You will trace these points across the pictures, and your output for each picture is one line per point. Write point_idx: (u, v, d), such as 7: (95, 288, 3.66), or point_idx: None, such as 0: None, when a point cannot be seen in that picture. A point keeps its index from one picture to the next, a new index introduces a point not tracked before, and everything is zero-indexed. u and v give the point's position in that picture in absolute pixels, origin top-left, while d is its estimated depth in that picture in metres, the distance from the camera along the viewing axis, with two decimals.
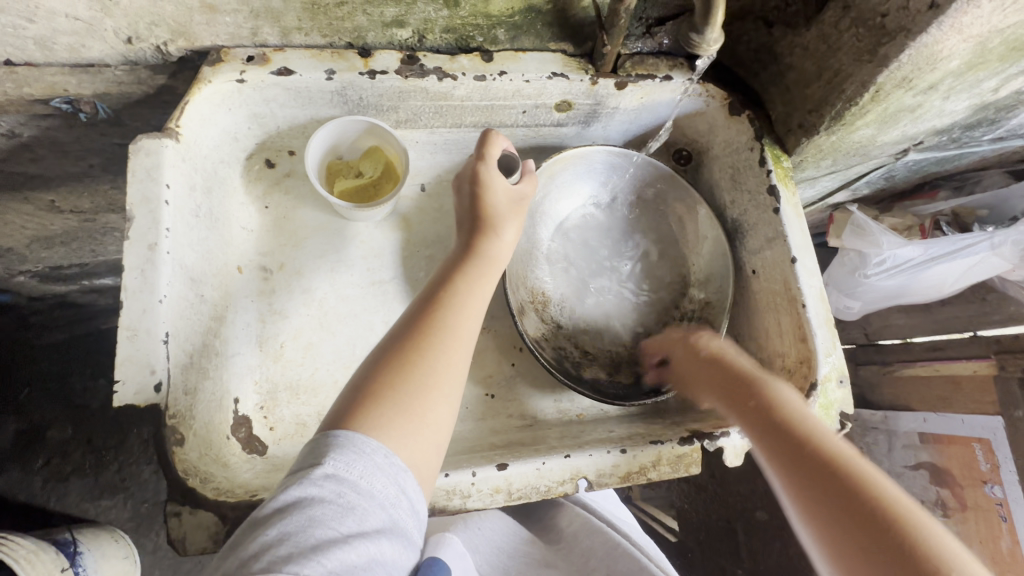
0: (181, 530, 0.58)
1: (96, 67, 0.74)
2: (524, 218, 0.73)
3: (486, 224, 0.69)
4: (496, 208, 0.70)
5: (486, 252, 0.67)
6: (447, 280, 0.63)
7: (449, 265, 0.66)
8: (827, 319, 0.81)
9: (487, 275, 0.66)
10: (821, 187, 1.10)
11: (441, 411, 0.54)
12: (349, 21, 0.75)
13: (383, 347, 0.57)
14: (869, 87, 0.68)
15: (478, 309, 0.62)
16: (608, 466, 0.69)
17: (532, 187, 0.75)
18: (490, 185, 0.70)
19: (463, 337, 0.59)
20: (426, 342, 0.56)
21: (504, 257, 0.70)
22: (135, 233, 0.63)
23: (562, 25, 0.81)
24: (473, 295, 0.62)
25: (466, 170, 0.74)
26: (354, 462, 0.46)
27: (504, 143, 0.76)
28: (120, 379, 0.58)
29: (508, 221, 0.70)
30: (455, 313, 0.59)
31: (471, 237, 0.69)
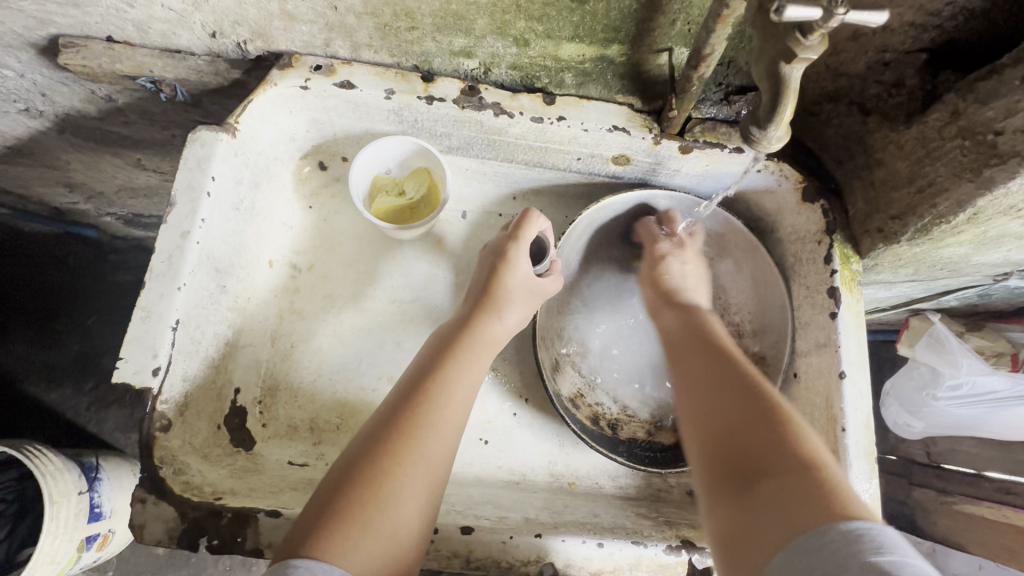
0: (142, 517, 0.58)
1: (183, 53, 0.79)
2: (536, 305, 0.76)
3: (490, 305, 0.72)
4: (508, 291, 0.73)
5: (485, 335, 0.70)
6: (442, 363, 0.64)
7: (443, 345, 0.67)
8: (868, 450, 0.71)
9: (482, 358, 0.68)
10: (898, 292, 0.99)
11: (416, 514, 0.53)
12: (418, 45, 0.75)
13: (365, 437, 0.56)
14: (965, 208, 0.59)
15: (467, 393, 0.63)
16: (580, 558, 0.63)
17: (555, 285, 0.78)
18: (511, 265, 0.73)
19: (450, 423, 0.59)
20: (412, 433, 0.56)
21: (501, 339, 0.72)
22: (173, 218, 0.66)
23: (634, 79, 0.77)
24: (464, 378, 0.63)
25: (494, 244, 0.77)
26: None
27: (545, 222, 0.78)
28: (124, 357, 0.61)
29: (515, 304, 0.73)
30: (444, 399, 0.60)
31: (475, 314, 0.71)
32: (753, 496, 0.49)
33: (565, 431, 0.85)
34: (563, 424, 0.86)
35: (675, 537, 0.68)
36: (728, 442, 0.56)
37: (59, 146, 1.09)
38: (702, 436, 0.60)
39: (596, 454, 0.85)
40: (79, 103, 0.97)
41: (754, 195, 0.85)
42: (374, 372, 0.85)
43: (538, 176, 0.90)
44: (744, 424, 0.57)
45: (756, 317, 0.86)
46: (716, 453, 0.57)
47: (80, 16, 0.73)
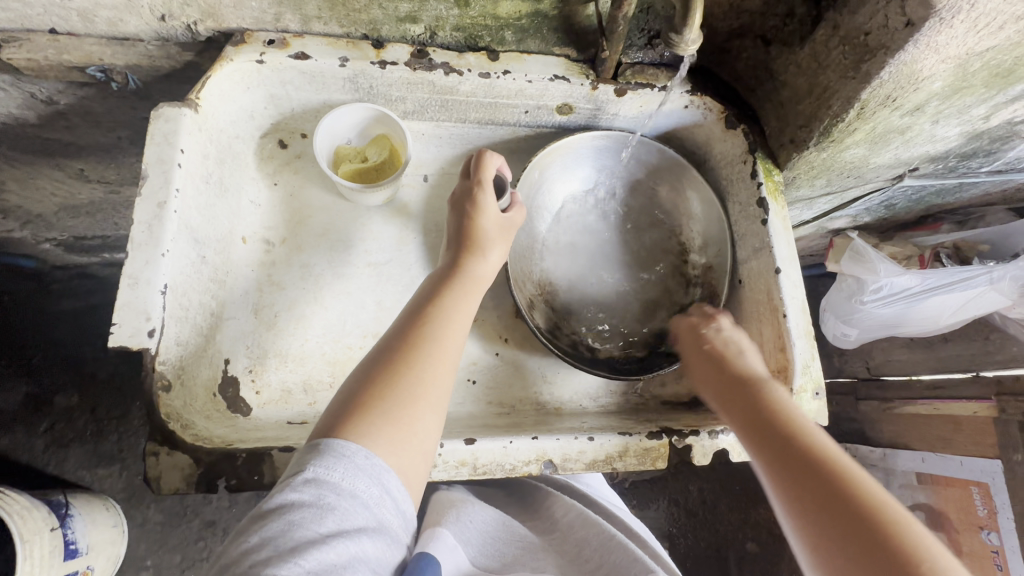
0: (157, 469, 0.60)
1: (131, 41, 0.80)
2: (512, 242, 0.78)
3: (473, 244, 0.73)
4: (486, 229, 0.75)
5: (473, 270, 0.71)
6: (435, 295, 0.66)
7: (434, 281, 0.69)
8: (807, 331, 0.82)
9: (472, 291, 0.69)
10: (818, 209, 1.12)
11: (428, 422, 0.55)
12: (366, 14, 0.80)
13: (371, 360, 0.58)
14: (854, 103, 0.71)
15: (464, 320, 0.65)
16: (575, 453, 0.70)
17: (520, 217, 0.80)
18: (483, 210, 0.75)
19: (449, 345, 0.61)
20: (414, 353, 0.58)
21: (489, 276, 0.74)
22: (148, 191, 0.68)
23: (567, 31, 0.86)
24: (458, 306, 0.65)
25: (463, 190, 0.79)
26: (334, 465, 0.47)
27: (500, 161, 0.81)
28: (117, 322, 0.63)
29: (495, 241, 0.75)
30: (440, 326, 0.62)
31: (459, 253, 0.73)
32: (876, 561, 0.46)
33: (546, 363, 0.92)
34: (543, 356, 0.93)
35: (655, 426, 0.76)
36: (806, 493, 0.52)
37: None
38: (784, 484, 0.54)
39: (577, 380, 0.92)
40: (17, 110, 0.95)
41: (685, 130, 0.95)
42: (359, 332, 0.89)
43: (492, 133, 0.97)
44: (808, 475, 0.53)
45: (700, 236, 0.96)
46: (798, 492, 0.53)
47: (21, 8, 0.73)
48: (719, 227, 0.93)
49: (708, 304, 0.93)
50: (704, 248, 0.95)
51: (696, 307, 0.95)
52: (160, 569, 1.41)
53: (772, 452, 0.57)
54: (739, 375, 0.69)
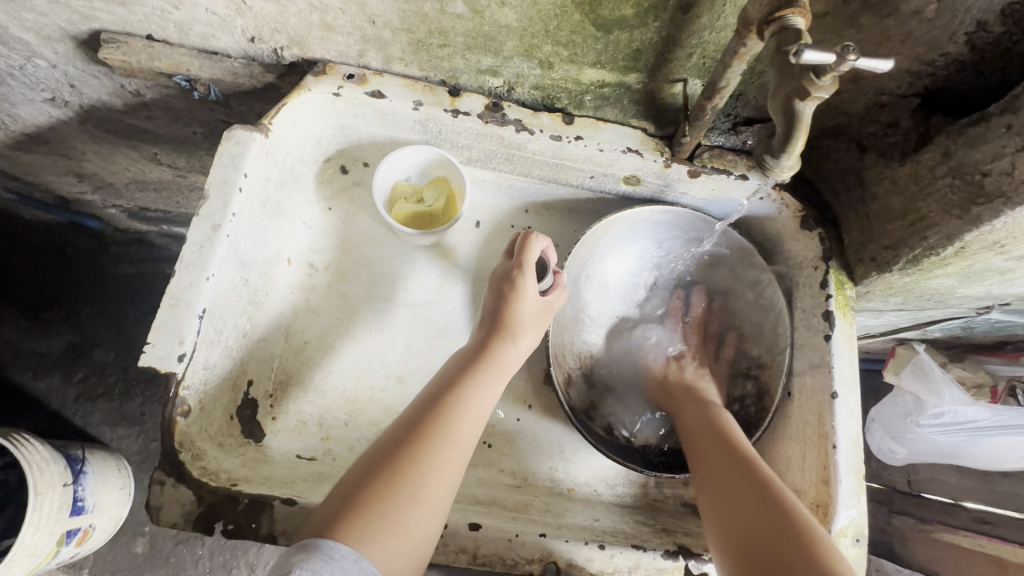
0: (160, 499, 0.60)
1: (219, 55, 0.83)
2: (545, 327, 0.77)
3: (504, 328, 0.73)
4: (520, 315, 0.74)
5: (499, 356, 0.71)
6: (455, 381, 0.66)
7: (459, 364, 0.69)
8: (857, 468, 0.75)
9: (495, 379, 0.69)
10: (886, 320, 1.03)
11: (427, 522, 0.55)
12: (447, 62, 0.79)
13: (380, 449, 0.58)
14: (954, 241, 0.64)
15: (479, 414, 0.65)
16: (583, 559, 0.66)
17: (560, 301, 0.79)
18: (520, 295, 0.74)
19: (460, 440, 0.61)
20: (424, 447, 0.58)
21: (515, 363, 0.73)
22: (205, 211, 0.69)
23: (649, 105, 0.82)
24: (477, 399, 0.65)
25: (504, 269, 0.78)
26: (322, 569, 0.45)
27: (545, 243, 0.80)
28: (151, 342, 0.63)
29: (527, 327, 0.75)
30: (455, 420, 0.62)
31: (489, 337, 0.73)
32: (783, 568, 0.56)
33: (567, 438, 0.88)
34: (566, 430, 0.88)
35: (672, 543, 0.71)
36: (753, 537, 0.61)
37: (77, 136, 1.11)
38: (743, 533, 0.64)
39: (596, 462, 0.87)
40: (106, 96, 0.99)
41: (755, 221, 0.90)
42: (383, 372, 0.87)
43: (551, 191, 0.94)
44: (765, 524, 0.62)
45: (759, 328, 0.89)
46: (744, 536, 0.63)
47: (125, 14, 0.76)
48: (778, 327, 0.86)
49: (756, 410, 0.86)
50: (761, 339, 0.89)
51: (748, 400, 0.88)
52: (155, 539, 1.43)
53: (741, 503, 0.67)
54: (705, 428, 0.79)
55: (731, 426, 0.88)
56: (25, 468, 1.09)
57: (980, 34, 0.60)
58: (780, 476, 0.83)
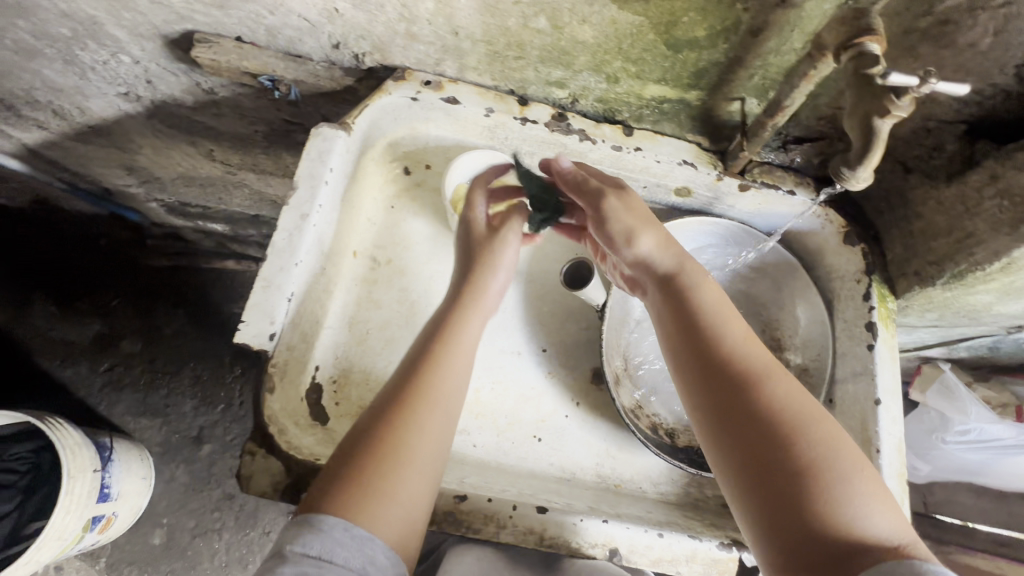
0: (250, 469, 0.63)
1: (302, 59, 0.88)
2: (507, 284, 0.84)
3: (472, 295, 0.78)
4: (489, 282, 0.80)
5: (469, 320, 0.76)
6: (427, 350, 0.71)
7: (430, 332, 0.74)
8: (901, 473, 0.78)
9: (469, 341, 0.74)
10: (917, 337, 1.07)
11: (417, 483, 0.61)
12: (519, 73, 0.84)
13: (364, 421, 0.64)
14: (1001, 257, 0.69)
15: (456, 375, 0.70)
16: (642, 546, 0.69)
17: (516, 253, 0.84)
18: (450, 232, 0.82)
19: (439, 402, 0.66)
20: (403, 414, 0.64)
21: (484, 324, 0.79)
22: (295, 202, 0.73)
23: (705, 121, 0.87)
24: (449, 365, 0.70)
25: (461, 233, 0.84)
26: (314, 541, 0.53)
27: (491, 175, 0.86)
28: (246, 320, 0.67)
29: (492, 290, 0.81)
30: (438, 379, 0.68)
31: (456, 303, 0.78)
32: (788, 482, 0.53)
33: (613, 436, 0.91)
34: (612, 427, 0.92)
35: (725, 536, 0.73)
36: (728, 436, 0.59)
37: (140, 130, 1.16)
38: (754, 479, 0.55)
39: (641, 460, 0.91)
40: (179, 92, 1.04)
41: (799, 235, 0.94)
42: None
43: None
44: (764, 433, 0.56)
45: (801, 336, 0.93)
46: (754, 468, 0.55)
47: (221, 17, 0.82)
48: (822, 339, 0.90)
49: None
50: (803, 347, 0.92)
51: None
52: (173, 530, 1.45)
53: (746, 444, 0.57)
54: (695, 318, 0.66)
55: None
56: (59, 451, 1.11)
57: None
58: None
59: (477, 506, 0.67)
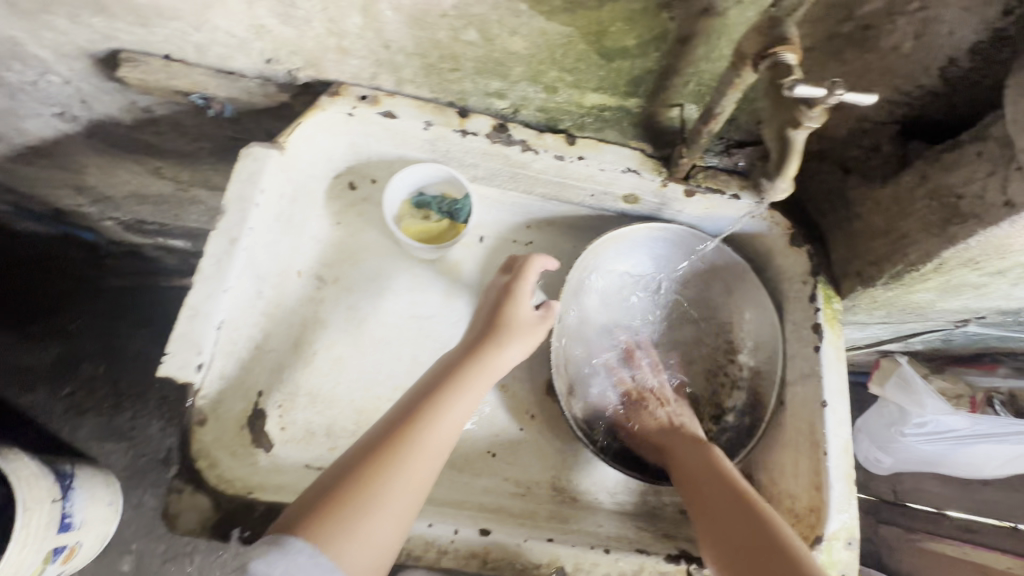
0: (177, 507, 0.61)
1: (234, 75, 0.85)
2: (536, 339, 0.79)
3: (495, 333, 0.76)
4: (510, 320, 0.78)
5: (483, 357, 0.73)
6: (434, 386, 0.69)
7: (444, 367, 0.73)
8: (848, 474, 0.79)
9: (479, 381, 0.71)
10: (870, 333, 1.08)
11: (386, 527, 0.58)
12: (456, 84, 0.83)
13: (356, 451, 0.62)
14: (933, 258, 0.69)
15: (459, 417, 0.68)
16: (589, 563, 0.68)
17: (552, 314, 0.81)
18: (514, 300, 0.79)
19: (434, 443, 0.64)
20: (395, 449, 0.62)
21: (503, 369, 0.75)
22: (223, 225, 0.71)
23: (646, 128, 0.87)
24: (455, 404, 0.68)
25: (496, 282, 0.83)
26: (276, 562, 0.50)
27: (545, 263, 0.83)
28: (169, 352, 0.64)
29: (516, 333, 0.77)
30: (438, 416, 0.66)
31: (479, 340, 0.76)
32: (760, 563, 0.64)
33: (569, 447, 0.91)
34: (566, 438, 0.91)
35: (674, 548, 0.74)
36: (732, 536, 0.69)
37: (81, 149, 1.12)
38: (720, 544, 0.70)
39: (596, 470, 0.90)
40: (116, 111, 1.00)
41: (747, 238, 0.94)
42: (390, 384, 0.89)
43: (553, 209, 0.98)
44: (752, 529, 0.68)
45: (752, 339, 0.94)
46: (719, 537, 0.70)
47: (145, 35, 0.79)
48: (772, 341, 0.90)
49: (753, 410, 0.91)
50: (755, 349, 0.93)
51: (741, 411, 0.93)
52: (141, 556, 1.39)
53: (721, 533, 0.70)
54: (705, 465, 0.79)
55: (727, 436, 0.93)
56: (13, 484, 1.07)
57: (953, 68, 0.65)
58: (774, 483, 0.86)
59: (417, 532, 0.65)
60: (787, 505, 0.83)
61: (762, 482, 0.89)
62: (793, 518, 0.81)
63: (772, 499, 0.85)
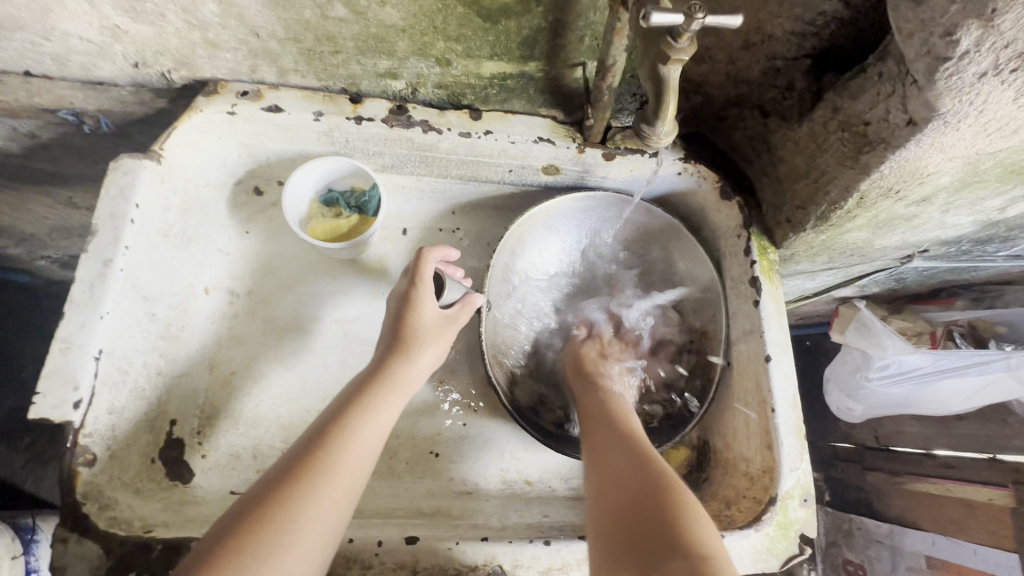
0: (63, 559, 0.55)
1: (105, 85, 0.79)
2: (448, 343, 0.75)
3: (403, 344, 0.71)
4: (418, 327, 0.72)
5: (392, 373, 0.68)
6: (340, 411, 0.63)
7: (352, 389, 0.67)
8: (799, 428, 0.75)
9: (390, 398, 0.67)
10: (822, 281, 1.05)
11: (299, 567, 0.52)
12: (344, 68, 0.77)
13: (254, 494, 0.55)
14: (852, 192, 0.66)
15: (372, 438, 0.63)
16: (528, 558, 0.63)
17: (465, 316, 0.77)
18: (417, 306, 0.73)
19: (345, 470, 0.58)
20: (299, 485, 0.55)
21: (414, 381, 0.71)
22: (95, 247, 0.66)
23: (554, 93, 0.82)
24: (364, 425, 0.62)
25: (399, 290, 0.77)
26: None
27: (443, 252, 0.78)
28: (41, 391, 0.59)
29: (426, 343, 0.72)
30: (345, 442, 0.60)
31: (387, 354, 0.71)
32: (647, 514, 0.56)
33: (517, 437, 0.86)
34: (515, 428, 0.87)
35: None
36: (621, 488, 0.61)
37: None
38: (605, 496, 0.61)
39: (548, 457, 0.86)
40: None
41: (678, 197, 0.90)
42: (318, 394, 0.84)
43: (474, 190, 0.92)
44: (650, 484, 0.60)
45: (694, 301, 0.90)
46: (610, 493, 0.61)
47: None
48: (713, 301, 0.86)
49: (706, 369, 0.86)
50: (698, 310, 0.89)
51: (692, 373, 0.88)
52: None
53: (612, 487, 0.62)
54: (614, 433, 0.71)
55: (682, 402, 0.87)
56: None
57: None
58: (729, 447, 0.83)
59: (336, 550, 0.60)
60: (743, 469, 0.79)
61: (719, 446, 0.85)
62: (748, 482, 0.77)
63: (729, 463, 0.82)
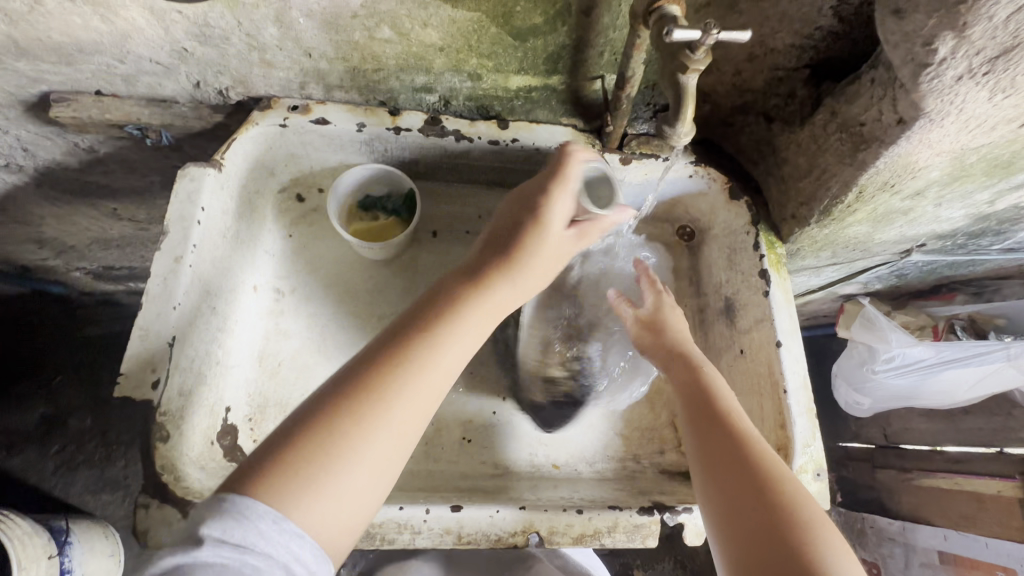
0: (145, 522, 0.63)
1: (167, 102, 0.87)
2: (555, 271, 0.74)
3: (500, 258, 0.69)
4: (521, 246, 0.70)
5: (478, 289, 0.66)
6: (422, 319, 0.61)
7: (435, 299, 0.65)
8: (810, 409, 0.81)
9: (474, 317, 0.64)
10: (827, 277, 1.11)
11: (362, 478, 0.52)
12: (383, 84, 0.85)
13: (330, 390, 0.55)
14: (851, 187, 0.73)
15: (452, 355, 0.60)
16: (563, 525, 0.70)
17: (579, 234, 0.74)
18: (546, 221, 0.71)
19: (422, 382, 0.57)
20: (373, 392, 0.54)
21: (504, 305, 0.68)
22: (167, 245, 0.73)
23: (574, 103, 0.90)
24: (446, 341, 0.60)
25: (519, 198, 0.75)
26: (234, 529, 0.44)
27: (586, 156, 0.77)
28: (124, 373, 0.67)
29: (530, 263, 0.70)
30: (422, 353, 0.58)
31: (481, 264, 0.69)
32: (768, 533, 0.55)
33: (545, 423, 0.92)
34: (542, 416, 0.92)
35: (648, 501, 0.74)
36: (738, 496, 0.60)
37: (33, 201, 1.10)
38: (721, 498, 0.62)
39: (574, 443, 0.91)
40: (59, 155, 0.98)
41: (689, 198, 0.96)
42: None
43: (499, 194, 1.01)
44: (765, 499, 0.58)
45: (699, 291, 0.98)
46: (725, 501, 0.61)
47: (71, 73, 0.80)
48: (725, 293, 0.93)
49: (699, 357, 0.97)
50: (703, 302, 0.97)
51: None
52: None
53: (726, 493, 0.62)
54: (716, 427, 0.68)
55: None
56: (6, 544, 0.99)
57: (844, 6, 0.67)
58: None
59: (388, 517, 0.66)
60: None
61: None
62: None
63: None
